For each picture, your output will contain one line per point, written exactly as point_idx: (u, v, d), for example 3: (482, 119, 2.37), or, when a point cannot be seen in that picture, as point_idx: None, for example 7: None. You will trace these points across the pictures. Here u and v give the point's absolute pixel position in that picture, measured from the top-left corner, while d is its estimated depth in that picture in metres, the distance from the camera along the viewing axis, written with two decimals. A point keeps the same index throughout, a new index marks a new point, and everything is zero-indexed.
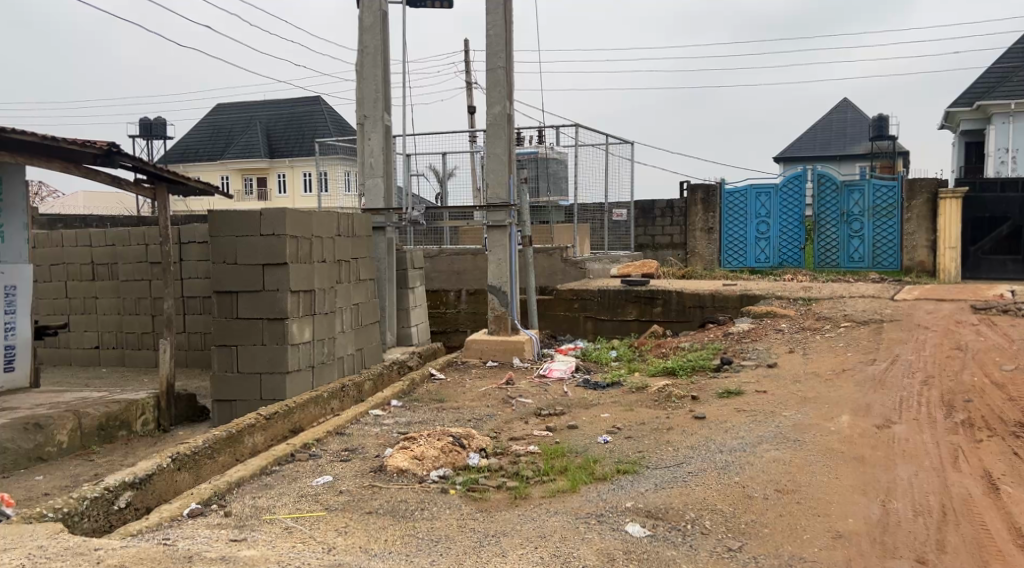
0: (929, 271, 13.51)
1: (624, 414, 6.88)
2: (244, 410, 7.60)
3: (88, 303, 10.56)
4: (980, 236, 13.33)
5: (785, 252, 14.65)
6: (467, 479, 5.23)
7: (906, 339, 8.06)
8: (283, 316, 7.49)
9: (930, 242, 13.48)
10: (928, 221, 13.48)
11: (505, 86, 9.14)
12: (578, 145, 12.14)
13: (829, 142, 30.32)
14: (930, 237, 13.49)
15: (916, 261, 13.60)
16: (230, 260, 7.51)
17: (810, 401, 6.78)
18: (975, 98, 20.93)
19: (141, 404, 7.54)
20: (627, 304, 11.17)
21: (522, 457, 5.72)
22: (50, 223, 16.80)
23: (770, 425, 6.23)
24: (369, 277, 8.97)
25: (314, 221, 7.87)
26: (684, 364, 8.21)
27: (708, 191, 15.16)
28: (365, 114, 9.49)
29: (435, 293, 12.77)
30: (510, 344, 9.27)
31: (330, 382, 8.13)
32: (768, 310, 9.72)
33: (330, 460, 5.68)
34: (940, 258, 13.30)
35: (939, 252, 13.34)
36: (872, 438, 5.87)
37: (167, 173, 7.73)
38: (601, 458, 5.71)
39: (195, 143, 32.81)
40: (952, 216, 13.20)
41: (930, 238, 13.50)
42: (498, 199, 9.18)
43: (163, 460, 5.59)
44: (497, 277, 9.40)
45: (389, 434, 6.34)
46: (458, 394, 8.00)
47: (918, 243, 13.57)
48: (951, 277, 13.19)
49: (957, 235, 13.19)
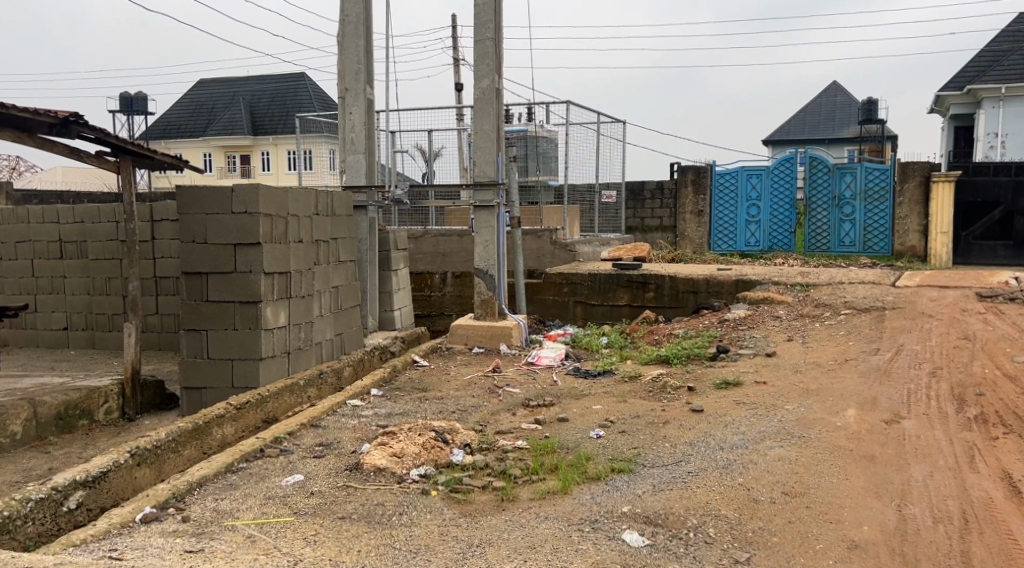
0: (920, 256, 13.19)
1: (617, 406, 6.51)
2: (214, 398, 7.21)
3: (56, 282, 10.09)
4: (971, 221, 13.08)
5: (776, 236, 14.31)
6: (450, 479, 4.84)
7: (910, 328, 7.70)
8: (256, 300, 7.07)
9: (922, 226, 13.16)
10: (920, 205, 13.12)
11: (494, 59, 8.69)
12: (570, 123, 11.71)
13: (817, 126, 30.02)
14: (922, 222, 13.13)
15: (908, 245, 13.29)
16: (199, 239, 7.07)
17: (813, 393, 6.43)
18: (965, 82, 20.58)
19: (103, 392, 7.13)
20: (618, 289, 10.77)
21: (509, 453, 5.36)
22: (26, 198, 16.27)
23: (773, 419, 5.87)
24: (349, 258, 8.54)
25: (291, 199, 7.44)
26: (678, 353, 7.85)
27: (699, 173, 14.72)
28: (346, 87, 9.06)
29: (420, 275, 12.36)
30: (497, 330, 8.87)
31: (307, 369, 7.73)
32: (764, 295, 9.36)
33: (303, 456, 5.28)
34: (932, 242, 12.90)
35: (931, 237, 12.93)
36: (881, 434, 5.52)
37: (132, 145, 7.25)
38: (593, 455, 5.33)
39: (177, 119, 32.17)
40: (944, 200, 12.82)
41: (922, 222, 13.14)
42: (486, 178, 8.77)
43: (120, 455, 5.19)
44: (484, 261, 9.00)
45: (367, 427, 5.94)
46: (442, 382, 7.63)
47: (909, 228, 13.24)
48: (943, 262, 12.79)
49: (950, 218, 12.80)
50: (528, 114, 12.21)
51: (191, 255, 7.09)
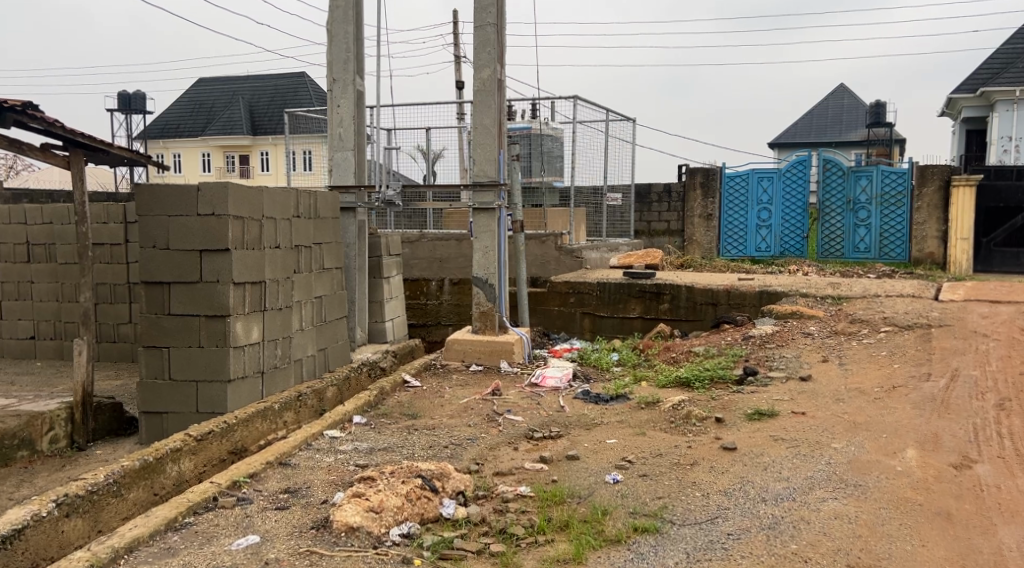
0: (938, 264, 12.36)
1: (635, 440, 5.63)
2: (177, 423, 6.34)
3: (22, 287, 9.21)
4: (993, 226, 12.26)
5: (787, 241, 13.39)
6: (438, 541, 4.09)
7: (964, 350, 6.81)
8: (224, 313, 6.20)
9: (942, 232, 12.31)
10: (939, 210, 12.29)
11: (496, 47, 7.81)
12: (577, 121, 10.72)
13: (824, 129, 29.16)
14: (941, 228, 12.30)
15: (925, 252, 12.43)
16: (160, 245, 6.21)
17: (863, 428, 5.52)
18: (979, 84, 19.69)
19: (48, 418, 6.34)
20: (630, 299, 9.92)
21: (511, 503, 4.53)
22: (17, 198, 15.34)
23: (821, 462, 4.97)
24: (335, 265, 7.66)
25: (266, 200, 6.56)
26: (700, 375, 6.98)
27: (708, 174, 13.71)
28: (333, 78, 8.15)
29: (416, 282, 11.48)
30: (497, 345, 7.98)
31: (284, 390, 6.85)
32: (793, 310, 8.48)
33: (262, 508, 4.43)
34: (951, 250, 12.20)
35: (949, 244, 12.23)
36: (953, 482, 4.63)
37: (83, 136, 6.40)
38: (611, 508, 4.46)
39: (176, 117, 31.38)
40: (965, 206, 12.08)
41: (940, 229, 12.31)
42: (485, 178, 7.89)
43: (42, 507, 4.56)
44: (483, 268, 8.12)
45: (344, 468, 5.08)
46: (435, 407, 6.76)
47: (927, 234, 12.39)
48: (962, 270, 12.12)
49: (971, 225, 12.08)
50: (533, 112, 11.43)
51: (151, 263, 6.23)
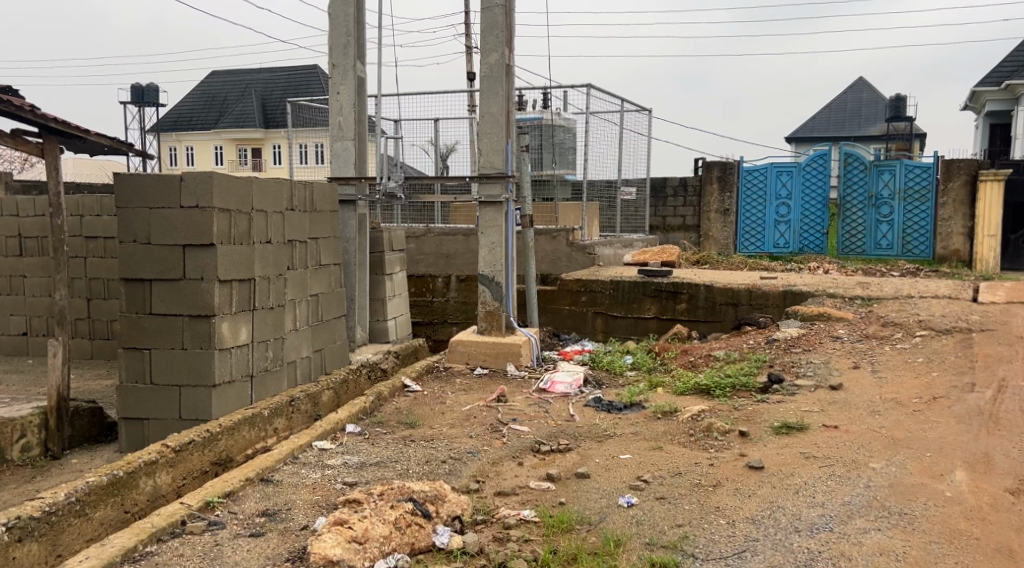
0: (964, 261, 11.89)
1: (651, 456, 5.14)
2: (158, 431, 5.89)
3: (14, 282, 8.76)
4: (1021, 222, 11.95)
5: (807, 237, 12.71)
6: None
7: (1010, 357, 6.27)
8: (207, 313, 5.73)
9: (967, 229, 11.82)
10: (966, 205, 11.80)
11: (504, 30, 7.31)
12: (590, 113, 10.22)
13: (843, 123, 28.47)
14: (968, 225, 11.82)
15: (950, 250, 11.91)
16: (141, 239, 5.76)
17: (903, 446, 4.99)
18: (1005, 76, 19.04)
19: (20, 425, 5.93)
20: (645, 299, 9.42)
21: (512, 530, 4.05)
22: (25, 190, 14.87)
23: (859, 485, 4.45)
24: (332, 262, 7.18)
25: (255, 191, 6.09)
26: (721, 382, 6.46)
27: (725, 168, 13.16)
28: (333, 63, 7.64)
29: (421, 279, 11.01)
30: (503, 348, 7.49)
31: (275, 395, 6.38)
32: (819, 311, 7.95)
33: (234, 535, 3.99)
34: (978, 246, 11.73)
35: (977, 240, 11.76)
36: (1011, 510, 4.12)
37: (57, 122, 5.98)
38: (624, 537, 3.98)
39: (189, 111, 30.99)
40: (992, 201, 11.61)
41: (967, 225, 11.83)
42: (493, 170, 7.41)
43: None
44: (490, 265, 7.61)
45: (330, 485, 4.62)
46: (435, 415, 6.28)
47: (953, 230, 11.88)
48: (989, 268, 11.65)
49: (999, 221, 11.64)
50: (544, 102, 10.90)
51: (131, 259, 5.77)
